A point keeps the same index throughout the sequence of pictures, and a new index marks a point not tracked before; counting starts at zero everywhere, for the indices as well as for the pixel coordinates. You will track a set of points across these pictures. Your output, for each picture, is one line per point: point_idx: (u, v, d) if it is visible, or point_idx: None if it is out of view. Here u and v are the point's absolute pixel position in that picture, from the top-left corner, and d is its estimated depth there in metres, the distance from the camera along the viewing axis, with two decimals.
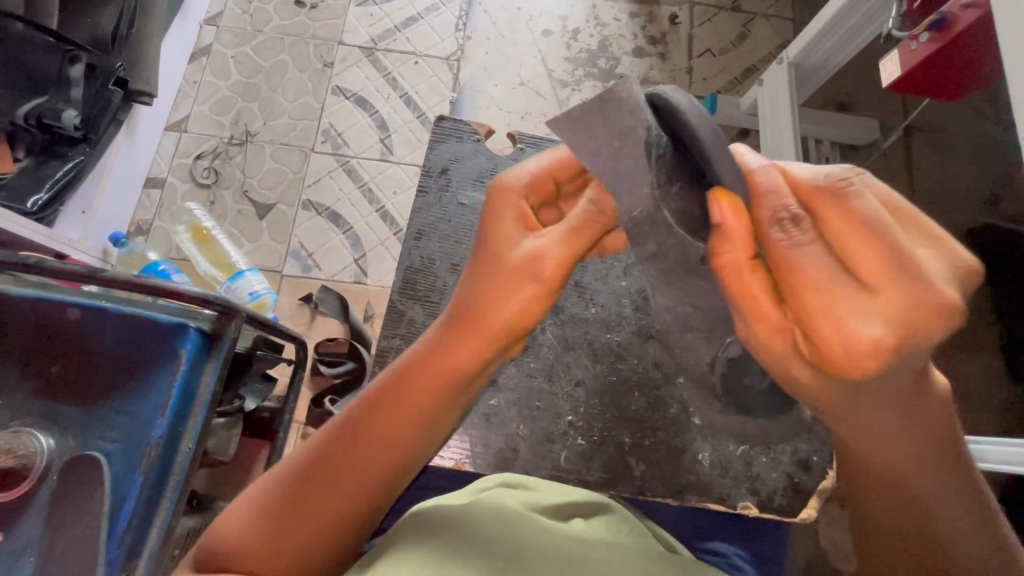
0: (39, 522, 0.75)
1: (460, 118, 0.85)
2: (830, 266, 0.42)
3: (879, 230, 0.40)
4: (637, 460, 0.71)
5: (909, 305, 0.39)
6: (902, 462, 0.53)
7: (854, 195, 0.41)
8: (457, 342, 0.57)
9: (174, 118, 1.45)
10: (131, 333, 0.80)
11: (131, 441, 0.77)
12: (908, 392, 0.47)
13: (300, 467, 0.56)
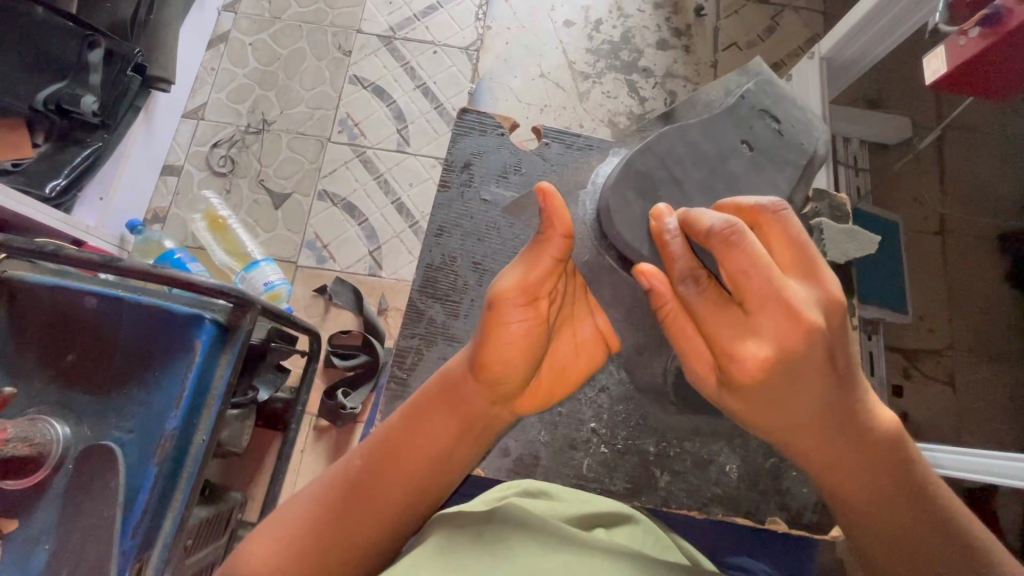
0: (55, 512, 0.75)
1: (484, 111, 0.83)
2: (712, 300, 0.50)
3: (755, 267, 0.47)
4: (662, 471, 0.69)
5: (780, 325, 0.46)
6: (867, 494, 0.53)
7: (739, 240, 0.48)
8: (467, 384, 0.55)
9: (192, 105, 1.45)
10: (148, 324, 0.80)
11: (146, 432, 0.77)
12: (847, 411, 0.50)
13: (315, 498, 0.55)
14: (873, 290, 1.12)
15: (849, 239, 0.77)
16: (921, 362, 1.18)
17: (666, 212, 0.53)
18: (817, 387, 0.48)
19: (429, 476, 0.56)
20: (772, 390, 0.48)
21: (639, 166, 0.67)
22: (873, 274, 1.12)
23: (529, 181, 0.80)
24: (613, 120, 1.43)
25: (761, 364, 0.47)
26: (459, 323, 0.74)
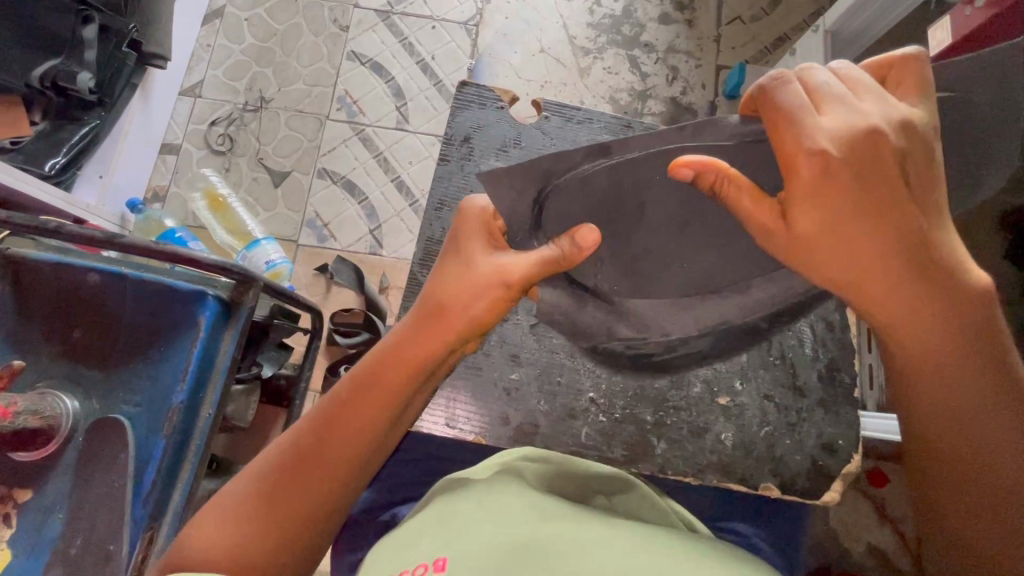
0: (67, 483, 0.76)
1: (484, 84, 0.82)
2: (787, 140, 0.42)
3: (798, 115, 0.42)
4: (659, 439, 0.71)
5: (852, 149, 0.41)
6: (958, 364, 0.47)
7: (790, 87, 0.42)
8: (398, 337, 0.56)
9: (188, 83, 1.43)
10: (152, 299, 0.81)
11: (153, 406, 0.78)
12: (931, 264, 0.44)
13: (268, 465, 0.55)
14: None
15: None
16: None
17: (769, 82, 0.42)
18: (889, 236, 0.43)
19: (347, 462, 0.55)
20: (846, 243, 0.44)
21: (605, 184, 0.48)
22: None
23: (528, 154, 0.79)
24: (614, 97, 1.42)
25: (837, 238, 0.44)
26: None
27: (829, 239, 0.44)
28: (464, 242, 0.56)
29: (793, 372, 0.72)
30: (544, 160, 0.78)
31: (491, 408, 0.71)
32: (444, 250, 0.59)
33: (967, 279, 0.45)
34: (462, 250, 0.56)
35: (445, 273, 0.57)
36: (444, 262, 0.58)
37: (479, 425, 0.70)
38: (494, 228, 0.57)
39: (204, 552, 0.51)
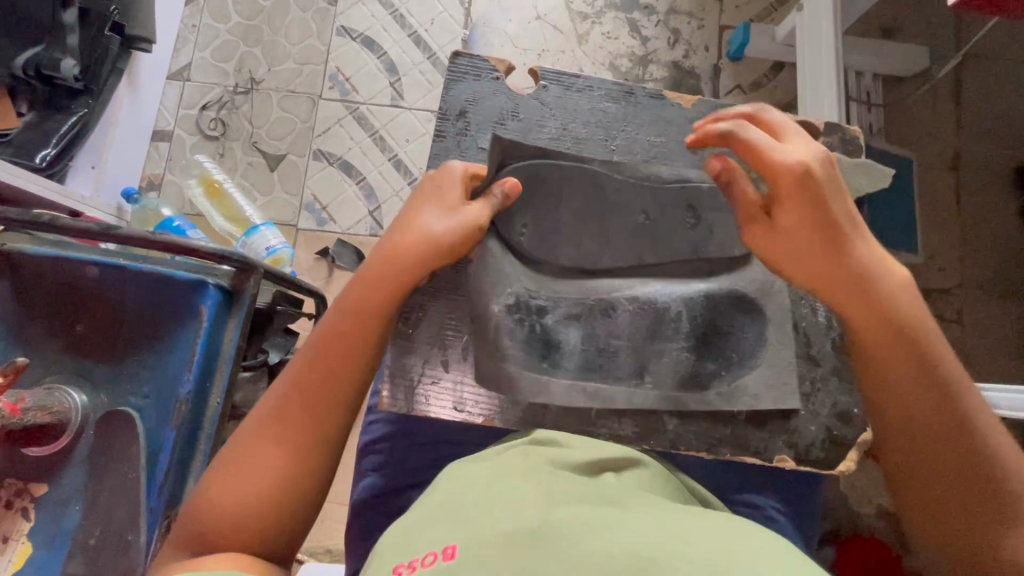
0: (82, 476, 0.76)
1: (477, 53, 0.71)
2: (758, 161, 0.54)
3: (763, 144, 0.54)
4: (670, 415, 0.64)
5: (803, 168, 0.53)
6: (894, 357, 0.54)
7: (750, 126, 0.55)
8: (384, 272, 0.57)
9: (175, 66, 1.38)
10: (151, 290, 0.80)
11: (161, 397, 0.78)
12: (854, 267, 0.54)
13: (268, 423, 0.53)
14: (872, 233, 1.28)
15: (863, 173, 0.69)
16: None
17: (741, 126, 0.55)
18: (821, 238, 0.54)
19: (343, 387, 0.55)
20: (792, 242, 0.55)
21: (552, 178, 0.65)
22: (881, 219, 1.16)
23: (527, 128, 0.69)
24: (614, 63, 1.39)
25: (787, 243, 0.55)
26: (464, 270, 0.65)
27: (801, 236, 0.54)
28: (427, 181, 0.61)
29: (783, 335, 0.66)
30: (545, 132, 0.69)
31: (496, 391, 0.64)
32: (419, 191, 0.60)
33: (884, 283, 0.54)
34: (430, 181, 0.61)
35: (408, 205, 0.61)
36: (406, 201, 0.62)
37: (486, 408, 0.64)
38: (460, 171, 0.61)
39: (217, 499, 0.51)
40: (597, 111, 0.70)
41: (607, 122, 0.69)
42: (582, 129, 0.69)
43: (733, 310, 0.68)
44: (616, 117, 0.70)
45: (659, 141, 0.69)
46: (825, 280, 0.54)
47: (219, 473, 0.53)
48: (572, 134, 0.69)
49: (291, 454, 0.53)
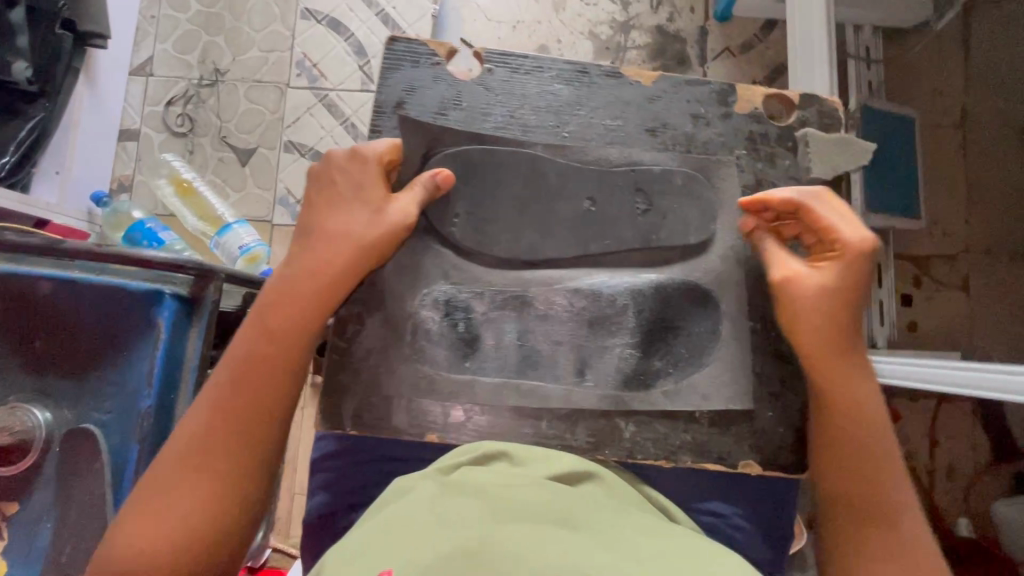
0: (50, 494, 0.76)
1: (415, 37, 0.67)
2: (828, 230, 0.57)
3: (840, 216, 0.58)
4: (627, 421, 0.64)
5: (863, 247, 0.56)
6: (862, 425, 0.56)
7: (821, 198, 0.59)
8: (307, 276, 0.58)
9: (137, 61, 1.33)
10: (106, 303, 0.79)
11: (123, 411, 0.77)
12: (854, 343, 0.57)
13: (194, 444, 0.53)
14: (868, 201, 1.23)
15: (843, 149, 0.65)
16: (934, 268, 1.36)
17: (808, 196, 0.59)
18: (845, 310, 0.56)
19: (272, 399, 0.55)
20: (822, 304, 0.57)
21: (477, 157, 0.65)
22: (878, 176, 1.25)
23: (470, 116, 0.66)
24: (594, 31, 1.35)
25: (819, 296, 0.57)
26: (408, 280, 0.64)
27: (836, 301, 0.56)
28: (337, 168, 0.61)
29: (736, 328, 0.64)
30: (490, 121, 0.66)
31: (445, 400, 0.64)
32: (333, 182, 0.60)
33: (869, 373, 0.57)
34: (342, 166, 0.61)
35: (324, 193, 0.61)
36: (313, 193, 0.61)
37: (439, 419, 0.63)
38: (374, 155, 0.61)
39: (145, 524, 0.50)
40: (546, 95, 0.67)
41: (557, 108, 0.66)
42: (530, 116, 0.66)
43: (685, 303, 0.66)
44: (567, 102, 0.66)
45: (615, 125, 0.66)
46: (837, 331, 0.56)
47: (144, 494, 0.51)
48: (520, 121, 0.66)
49: (221, 474, 0.52)
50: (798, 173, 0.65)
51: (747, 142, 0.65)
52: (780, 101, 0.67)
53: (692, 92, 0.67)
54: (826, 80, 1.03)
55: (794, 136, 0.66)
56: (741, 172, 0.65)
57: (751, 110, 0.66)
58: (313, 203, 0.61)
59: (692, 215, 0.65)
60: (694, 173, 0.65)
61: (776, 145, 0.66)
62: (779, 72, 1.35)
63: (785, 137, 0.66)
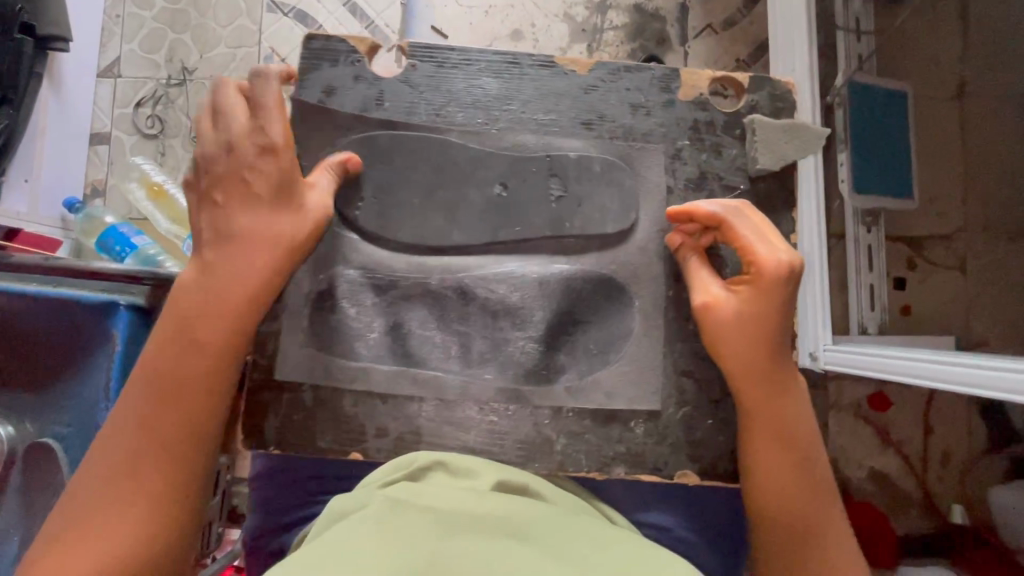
0: (16, 508, 0.76)
1: (333, 34, 0.65)
2: (749, 251, 0.56)
3: (761, 236, 0.56)
4: (558, 434, 0.63)
5: (784, 271, 0.54)
6: (789, 445, 0.56)
7: (743, 216, 0.58)
8: (222, 285, 0.57)
9: (104, 63, 1.31)
10: (59, 315, 0.78)
11: (83, 425, 0.77)
12: (778, 365, 0.56)
13: (121, 460, 0.55)
14: (858, 182, 1.18)
15: (791, 137, 0.63)
16: (929, 250, 1.29)
17: (728, 215, 0.58)
18: (765, 335, 0.55)
19: (198, 412, 0.56)
20: (742, 328, 0.56)
21: (383, 143, 0.64)
22: (868, 156, 1.18)
23: (394, 116, 0.64)
24: (569, 13, 1.30)
25: (737, 322, 0.56)
26: (328, 279, 0.64)
27: (756, 325, 0.55)
28: (244, 162, 0.57)
29: (677, 329, 0.64)
30: (415, 119, 0.64)
31: (382, 416, 0.63)
32: (240, 178, 0.57)
33: (795, 393, 0.57)
34: (251, 161, 0.57)
35: (234, 192, 0.57)
36: (219, 192, 0.57)
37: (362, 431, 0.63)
38: (284, 148, 0.58)
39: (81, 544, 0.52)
40: (475, 89, 0.65)
41: (485, 104, 0.65)
42: (457, 113, 0.65)
43: (597, 292, 0.65)
44: (498, 96, 0.65)
45: (548, 120, 0.65)
46: (759, 354, 0.56)
47: (76, 517, 0.53)
48: (446, 118, 0.65)
49: (151, 488, 0.54)
50: (745, 164, 0.64)
51: (691, 132, 0.65)
52: (730, 84, 0.66)
53: (632, 79, 0.65)
54: (807, 57, 0.97)
55: (743, 122, 0.65)
56: (688, 165, 0.64)
57: (695, 96, 0.65)
58: (223, 203, 0.57)
59: (612, 200, 0.64)
60: (615, 160, 0.64)
61: (722, 133, 0.65)
62: (764, 49, 1.29)
63: (734, 124, 0.65)
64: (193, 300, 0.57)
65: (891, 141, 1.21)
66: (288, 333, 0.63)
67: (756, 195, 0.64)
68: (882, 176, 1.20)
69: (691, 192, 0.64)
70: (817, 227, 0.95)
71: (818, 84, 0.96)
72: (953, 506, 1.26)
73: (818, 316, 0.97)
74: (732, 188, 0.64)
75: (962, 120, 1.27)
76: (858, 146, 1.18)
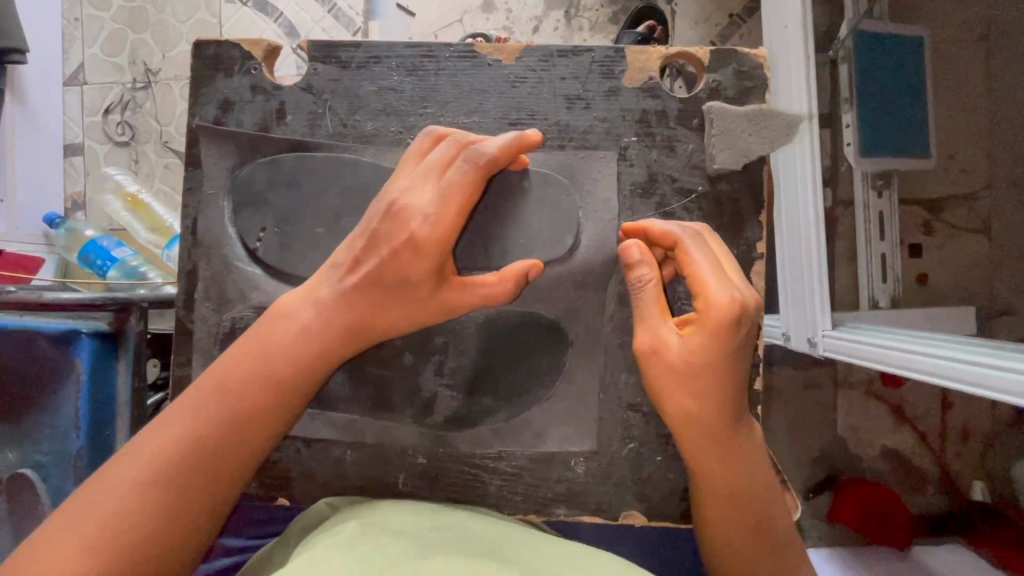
0: (7, 535, 0.78)
1: (225, 38, 0.63)
2: (703, 282, 0.51)
3: (716, 266, 0.52)
4: (491, 475, 0.64)
5: (739, 308, 0.49)
6: (749, 487, 0.52)
7: (694, 246, 0.53)
8: (336, 318, 0.52)
9: (69, 70, 1.28)
10: (25, 348, 0.78)
11: (59, 454, 0.78)
12: (739, 407, 0.51)
13: (164, 469, 0.47)
14: (868, 143, 1.06)
15: (756, 127, 0.60)
16: (948, 211, 1.18)
17: (683, 241, 0.54)
18: (723, 377, 0.49)
19: (257, 439, 0.50)
20: (697, 371, 0.49)
21: (287, 166, 0.61)
22: (879, 115, 1.06)
23: (295, 132, 0.62)
24: None
25: (687, 367, 0.49)
26: (230, 320, 0.62)
27: (710, 368, 0.49)
28: (400, 230, 0.51)
29: (617, 353, 0.63)
30: (320, 133, 0.62)
31: (327, 456, 0.64)
32: (421, 205, 0.51)
33: (752, 432, 0.53)
34: (412, 245, 0.50)
35: (374, 267, 0.51)
36: (389, 218, 0.51)
37: (309, 472, 0.64)
38: (443, 236, 0.51)
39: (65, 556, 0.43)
40: (386, 91, 0.62)
41: (400, 109, 0.62)
42: (367, 122, 0.62)
43: (531, 333, 0.62)
44: (413, 99, 0.62)
45: (471, 122, 0.62)
46: (715, 407, 0.50)
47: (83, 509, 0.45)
48: (355, 128, 0.62)
49: (174, 507, 0.46)
50: (703, 161, 0.61)
51: (639, 127, 0.61)
52: (689, 60, 0.62)
53: (569, 66, 0.61)
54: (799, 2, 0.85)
55: (701, 111, 0.61)
56: (635, 167, 0.62)
57: (644, 81, 0.61)
58: (360, 267, 0.52)
59: (544, 229, 0.59)
60: (545, 166, 0.60)
61: (677, 124, 0.61)
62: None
63: (691, 113, 0.61)
64: (289, 345, 0.51)
65: (912, 91, 1.08)
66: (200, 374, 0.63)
67: (714, 197, 0.62)
68: (899, 135, 1.08)
69: (638, 198, 0.62)
70: (810, 206, 0.87)
71: (811, 35, 0.85)
72: (974, 481, 1.20)
73: (817, 300, 0.89)
74: (688, 191, 0.62)
75: (987, 64, 1.14)
76: (866, 102, 1.06)
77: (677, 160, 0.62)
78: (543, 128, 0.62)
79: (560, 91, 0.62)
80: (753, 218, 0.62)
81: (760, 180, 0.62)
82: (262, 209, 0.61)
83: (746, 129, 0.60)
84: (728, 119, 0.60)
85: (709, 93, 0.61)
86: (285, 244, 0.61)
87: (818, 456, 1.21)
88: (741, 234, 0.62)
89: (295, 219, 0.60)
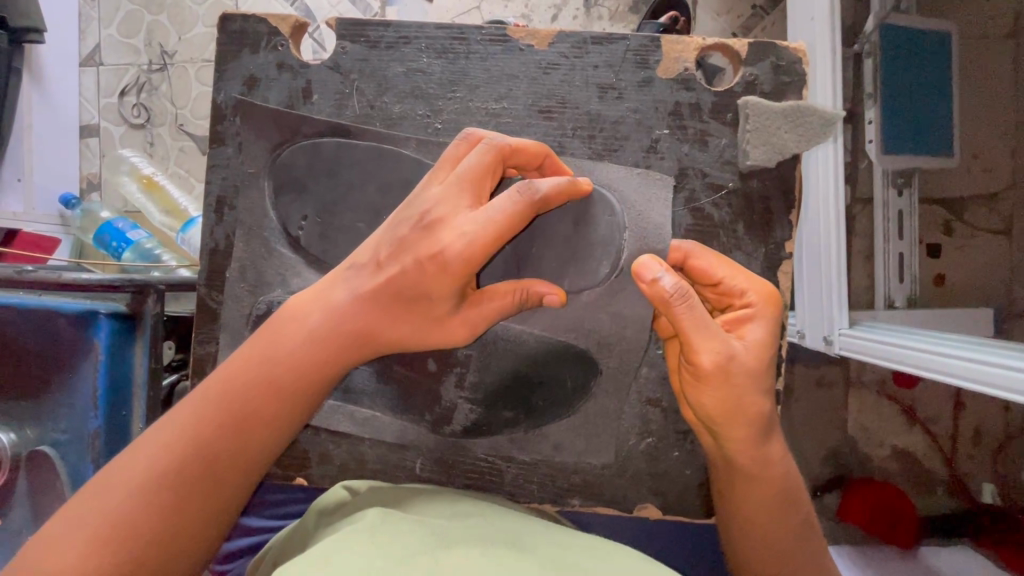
0: (26, 510, 0.80)
1: (252, 14, 0.62)
2: (732, 282, 0.55)
3: (736, 267, 0.56)
4: (507, 464, 0.64)
5: (772, 296, 0.54)
6: (777, 482, 0.54)
7: (711, 257, 0.56)
8: (360, 319, 0.51)
9: (85, 51, 1.27)
10: (44, 327, 0.79)
11: (76, 433, 0.78)
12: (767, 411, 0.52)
13: (172, 470, 0.47)
14: (893, 141, 1.04)
15: (792, 124, 0.59)
16: (969, 212, 1.16)
17: (704, 249, 0.57)
18: (765, 373, 0.51)
19: (266, 444, 0.51)
20: (751, 369, 0.50)
21: (313, 150, 0.60)
22: (905, 112, 1.04)
23: (321, 115, 0.62)
24: None
25: (757, 353, 0.51)
26: (252, 304, 0.63)
27: (758, 360, 0.50)
28: (427, 246, 0.49)
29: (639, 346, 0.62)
30: (347, 114, 0.62)
31: (347, 442, 0.65)
32: (482, 217, 0.48)
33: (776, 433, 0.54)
34: (438, 263, 0.48)
35: (396, 276, 0.50)
36: (414, 231, 0.50)
37: (328, 456, 0.65)
38: (471, 261, 0.48)
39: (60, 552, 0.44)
40: (414, 74, 0.61)
41: (428, 93, 0.61)
42: (393, 105, 0.61)
43: (559, 361, 0.60)
44: (442, 82, 0.61)
45: (500, 108, 0.61)
46: (755, 409, 0.50)
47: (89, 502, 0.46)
48: (382, 111, 0.62)
49: (178, 508, 0.47)
50: (735, 155, 0.61)
51: (671, 118, 0.61)
52: (723, 50, 0.61)
53: (602, 53, 0.61)
54: None
55: (736, 104, 0.60)
56: (665, 159, 0.61)
57: (678, 71, 0.60)
58: (384, 272, 0.51)
59: (579, 251, 0.57)
60: (572, 156, 0.60)
61: (710, 117, 0.61)
62: None
63: (724, 106, 0.60)
64: (298, 351, 0.51)
65: (940, 86, 1.05)
66: (223, 354, 0.64)
67: (743, 192, 0.61)
68: (925, 132, 1.06)
69: None
70: (836, 202, 0.86)
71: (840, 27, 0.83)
72: (983, 483, 1.19)
73: (835, 297, 0.89)
74: (719, 186, 0.61)
75: (1016, 61, 1.12)
76: (893, 96, 1.04)
77: (708, 153, 0.61)
78: (572, 116, 0.61)
79: (590, 78, 0.61)
80: (783, 216, 0.61)
81: (792, 177, 0.61)
82: (289, 193, 0.61)
83: (782, 125, 0.60)
84: (763, 115, 0.59)
85: (743, 83, 0.60)
86: (312, 228, 0.61)
87: (827, 454, 1.21)
88: (770, 232, 0.62)
89: (320, 204, 0.60)
